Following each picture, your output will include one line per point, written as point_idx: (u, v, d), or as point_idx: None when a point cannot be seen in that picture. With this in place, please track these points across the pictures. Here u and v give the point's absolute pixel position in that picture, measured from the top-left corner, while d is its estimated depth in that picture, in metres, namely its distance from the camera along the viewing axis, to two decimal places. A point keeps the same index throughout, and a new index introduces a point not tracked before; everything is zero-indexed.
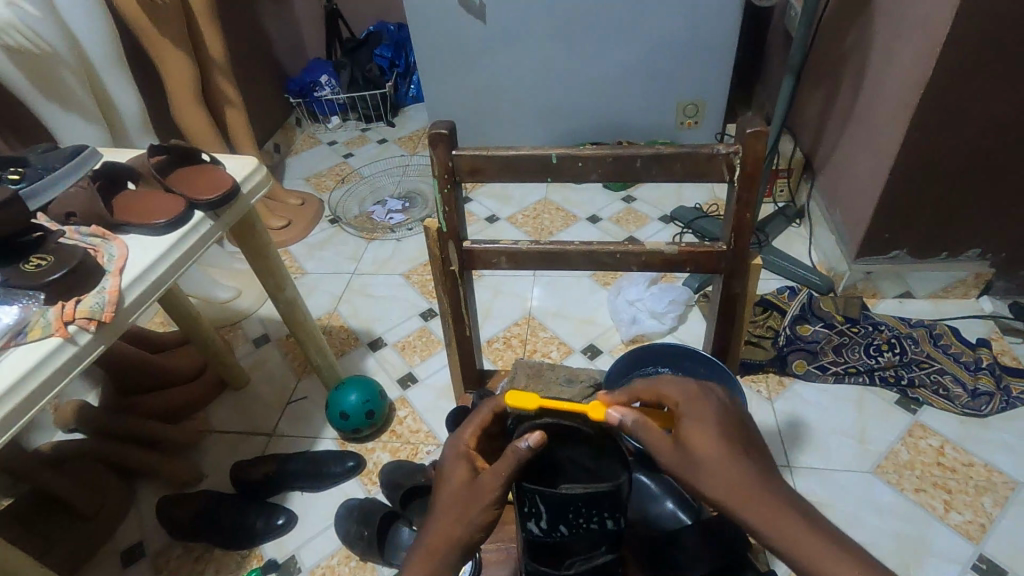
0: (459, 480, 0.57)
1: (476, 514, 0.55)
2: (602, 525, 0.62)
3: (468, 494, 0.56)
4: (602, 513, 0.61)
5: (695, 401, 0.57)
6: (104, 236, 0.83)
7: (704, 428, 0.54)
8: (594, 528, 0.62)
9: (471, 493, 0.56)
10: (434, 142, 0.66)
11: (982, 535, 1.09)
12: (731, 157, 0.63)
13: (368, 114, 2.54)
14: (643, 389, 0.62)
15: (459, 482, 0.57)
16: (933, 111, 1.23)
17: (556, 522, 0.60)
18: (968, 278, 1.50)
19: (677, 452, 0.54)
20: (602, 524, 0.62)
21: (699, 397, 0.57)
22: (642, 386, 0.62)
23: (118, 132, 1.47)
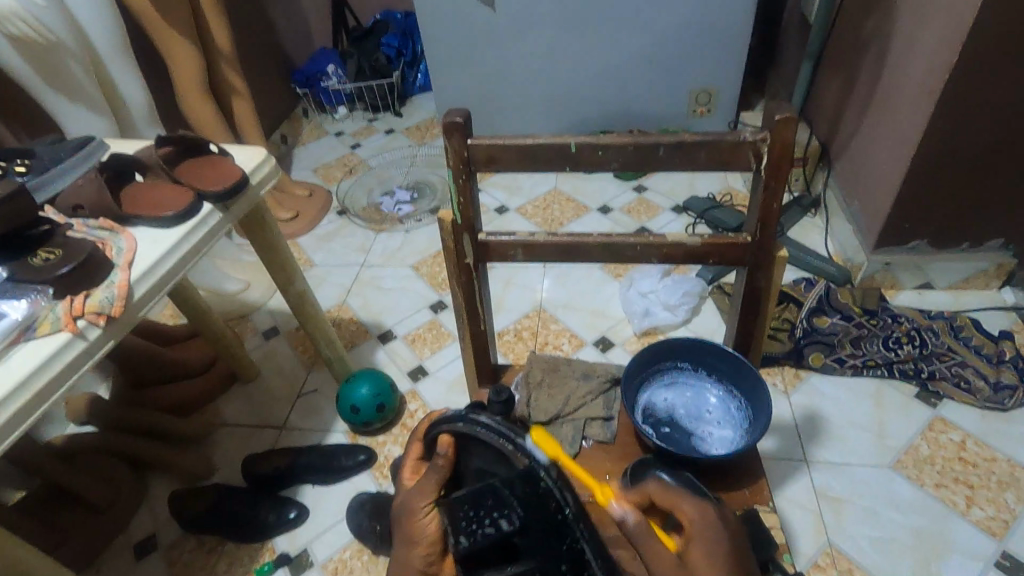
0: (405, 496, 0.67)
1: (422, 533, 0.64)
2: (496, 530, 0.55)
3: (413, 510, 0.65)
4: (528, 547, 0.55)
5: (708, 528, 0.58)
6: (113, 229, 0.82)
7: (713, 558, 0.55)
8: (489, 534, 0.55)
9: (419, 513, 0.64)
10: (449, 131, 0.64)
11: (1005, 531, 1.07)
12: (758, 144, 0.60)
13: (375, 104, 2.52)
14: (657, 492, 0.62)
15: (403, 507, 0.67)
16: (958, 97, 1.19)
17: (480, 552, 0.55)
18: (989, 269, 1.46)
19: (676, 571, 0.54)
20: (496, 527, 0.55)
21: (711, 522, 0.58)
22: (660, 493, 0.62)
23: (124, 123, 1.45)
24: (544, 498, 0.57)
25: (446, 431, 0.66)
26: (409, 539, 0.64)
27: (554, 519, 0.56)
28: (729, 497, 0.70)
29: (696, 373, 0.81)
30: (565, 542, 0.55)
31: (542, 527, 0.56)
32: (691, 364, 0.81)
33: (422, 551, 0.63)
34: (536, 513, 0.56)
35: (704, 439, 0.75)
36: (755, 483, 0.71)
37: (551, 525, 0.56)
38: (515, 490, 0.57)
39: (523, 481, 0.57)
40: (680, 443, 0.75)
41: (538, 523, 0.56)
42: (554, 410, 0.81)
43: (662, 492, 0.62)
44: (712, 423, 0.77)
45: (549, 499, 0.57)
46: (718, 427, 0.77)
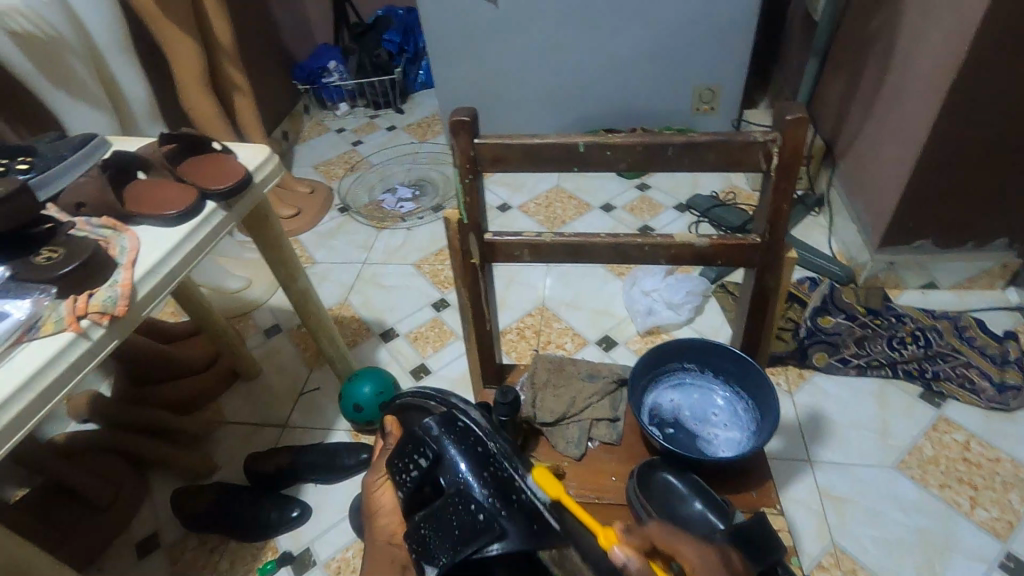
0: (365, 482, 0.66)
1: (383, 505, 0.63)
2: (416, 468, 0.55)
3: (371, 489, 0.65)
4: (451, 481, 0.54)
5: (711, 571, 0.53)
6: (116, 227, 0.82)
7: None
8: (411, 475, 0.55)
9: (375, 491, 0.64)
10: (456, 130, 0.63)
11: (1009, 532, 1.07)
12: (768, 145, 0.59)
13: (376, 101, 2.51)
14: (658, 535, 0.56)
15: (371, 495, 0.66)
16: (965, 96, 1.18)
17: (405, 496, 0.55)
18: (994, 269, 1.46)
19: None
20: (416, 467, 0.55)
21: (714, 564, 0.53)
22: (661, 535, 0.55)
23: (126, 119, 1.44)
24: (464, 433, 0.57)
25: (391, 411, 0.68)
26: (373, 513, 0.64)
27: (478, 452, 0.55)
28: (736, 499, 0.70)
29: (702, 374, 0.81)
30: (488, 469, 0.54)
31: (469, 460, 0.55)
32: (698, 365, 0.81)
33: (383, 522, 0.63)
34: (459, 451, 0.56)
35: (709, 441, 0.75)
36: (762, 485, 0.70)
37: (474, 457, 0.55)
38: (432, 428, 0.57)
39: (439, 422, 0.58)
40: (686, 445, 0.75)
41: (464, 457, 0.55)
42: (560, 411, 0.80)
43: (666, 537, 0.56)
44: (717, 425, 0.77)
45: (468, 435, 0.57)
46: (724, 429, 0.76)
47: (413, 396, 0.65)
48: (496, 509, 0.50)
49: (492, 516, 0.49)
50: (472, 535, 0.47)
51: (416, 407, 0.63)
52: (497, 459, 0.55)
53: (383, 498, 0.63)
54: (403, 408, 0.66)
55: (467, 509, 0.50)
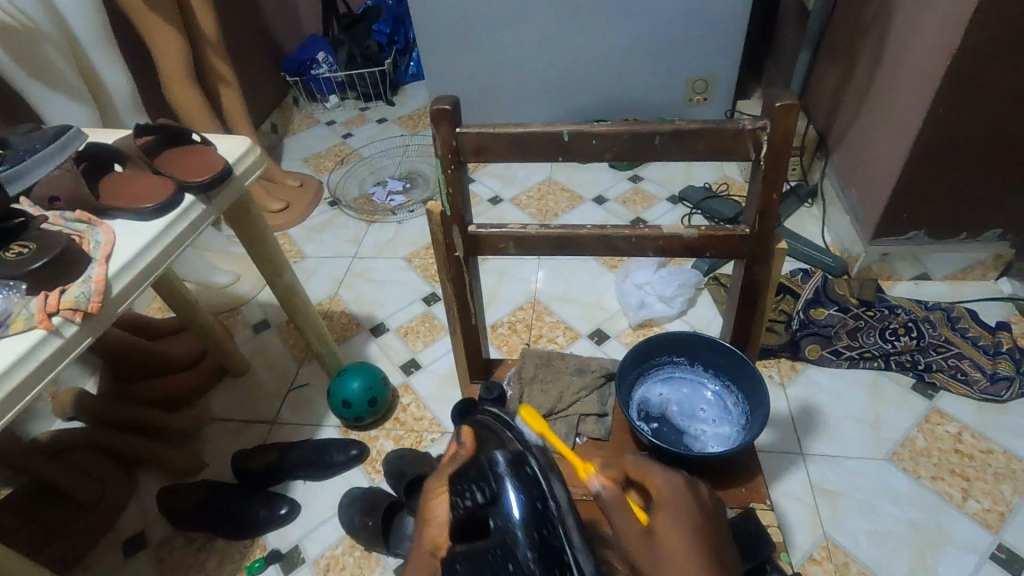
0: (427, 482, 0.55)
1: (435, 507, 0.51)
2: (472, 498, 0.49)
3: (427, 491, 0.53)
4: (501, 524, 0.47)
5: (681, 500, 0.54)
6: (90, 222, 0.79)
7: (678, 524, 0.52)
8: (467, 502, 0.50)
9: (431, 496, 0.53)
10: (437, 119, 0.61)
11: (1000, 524, 1.07)
12: (758, 133, 0.57)
13: (366, 93, 2.48)
14: (632, 466, 0.60)
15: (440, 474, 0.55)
16: (959, 84, 1.17)
17: (456, 522, 0.49)
18: (987, 260, 1.45)
19: (641, 545, 0.50)
20: (473, 497, 0.49)
21: (683, 490, 0.55)
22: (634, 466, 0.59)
23: (108, 113, 1.41)
24: (531, 475, 0.50)
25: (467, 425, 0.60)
26: (423, 521, 0.52)
27: (536, 501, 0.48)
28: (726, 495, 0.68)
29: (692, 368, 0.79)
30: (541, 530, 0.46)
31: (522, 509, 0.47)
32: (688, 359, 0.79)
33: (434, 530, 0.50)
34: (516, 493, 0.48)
35: (697, 437, 0.74)
36: (752, 479, 0.69)
37: (540, 507, 0.47)
38: (498, 463, 0.51)
39: (507, 461, 0.51)
40: (676, 441, 0.73)
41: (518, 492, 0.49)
42: (547, 406, 0.79)
43: (635, 465, 0.60)
44: (706, 421, 0.76)
45: (530, 480, 0.49)
46: (712, 425, 0.75)
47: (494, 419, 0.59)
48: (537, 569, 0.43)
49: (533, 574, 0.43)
50: None
51: (490, 434, 0.57)
52: (553, 517, 0.47)
53: (439, 506, 0.51)
54: (483, 422, 0.59)
55: (504, 562, 0.43)
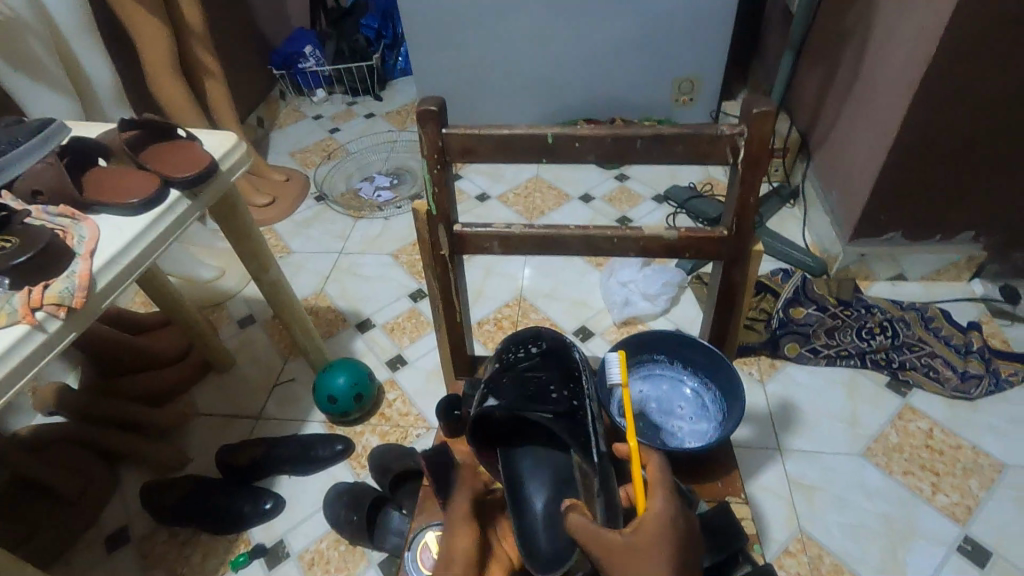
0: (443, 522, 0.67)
1: (458, 516, 0.66)
2: (526, 353, 0.73)
3: (451, 535, 0.64)
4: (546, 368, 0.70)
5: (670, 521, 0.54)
6: (73, 216, 0.79)
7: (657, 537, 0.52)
8: (520, 355, 0.73)
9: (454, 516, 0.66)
10: (423, 120, 0.62)
11: (968, 517, 1.10)
12: (736, 138, 0.59)
13: (354, 87, 2.47)
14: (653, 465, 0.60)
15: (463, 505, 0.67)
16: (936, 91, 1.20)
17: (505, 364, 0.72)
18: (961, 261, 1.49)
19: (621, 552, 0.51)
20: (527, 351, 0.73)
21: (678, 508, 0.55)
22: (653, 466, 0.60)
23: (92, 105, 1.40)
24: (574, 358, 0.72)
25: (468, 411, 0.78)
26: (446, 561, 0.63)
27: (572, 367, 0.70)
28: (703, 489, 0.70)
29: (672, 366, 0.81)
30: (574, 411, 0.66)
31: (564, 379, 0.69)
32: (667, 356, 0.81)
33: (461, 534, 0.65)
34: (562, 367, 0.70)
35: (674, 434, 0.76)
36: (728, 474, 0.71)
37: (577, 379, 0.69)
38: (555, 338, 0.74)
39: (558, 339, 0.74)
40: (654, 435, 0.75)
41: (558, 370, 0.69)
42: None
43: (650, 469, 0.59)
44: (683, 417, 0.78)
45: (577, 361, 0.71)
46: (690, 422, 0.77)
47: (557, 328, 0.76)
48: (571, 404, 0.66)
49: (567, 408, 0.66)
50: (533, 402, 0.65)
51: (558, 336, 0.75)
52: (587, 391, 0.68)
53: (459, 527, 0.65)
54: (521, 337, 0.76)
55: (546, 389, 0.67)
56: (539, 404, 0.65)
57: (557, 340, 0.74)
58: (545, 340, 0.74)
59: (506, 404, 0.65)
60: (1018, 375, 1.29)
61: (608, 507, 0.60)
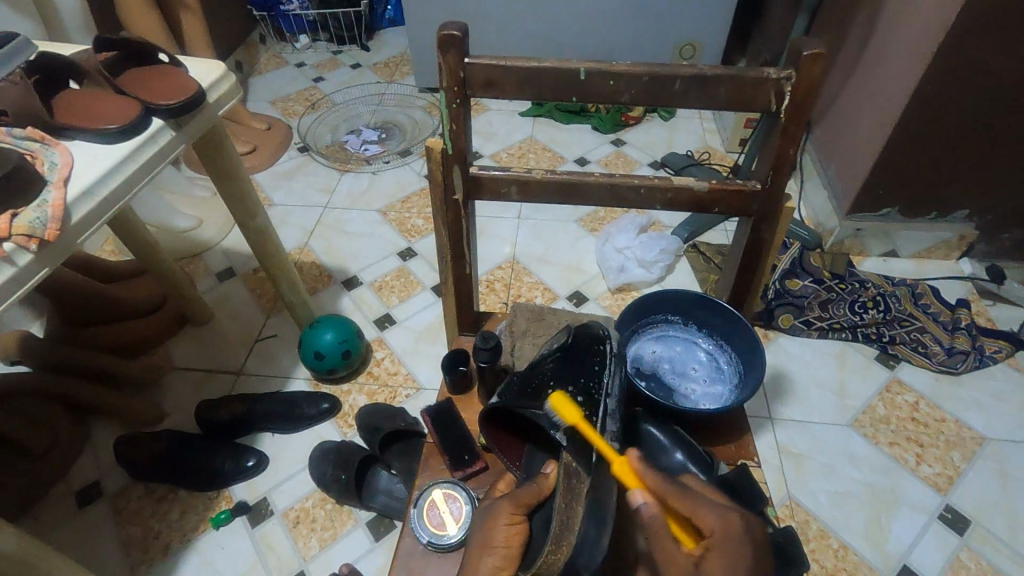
0: (490, 503, 0.58)
1: (501, 530, 0.55)
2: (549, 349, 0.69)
3: (494, 515, 0.56)
4: (561, 365, 0.65)
5: (730, 538, 0.51)
6: (43, 140, 0.72)
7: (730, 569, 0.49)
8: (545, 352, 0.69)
9: (498, 514, 0.56)
10: (444, 46, 0.56)
11: (949, 486, 1.13)
12: (781, 82, 0.55)
13: (340, 35, 2.35)
14: (677, 497, 0.54)
15: (515, 501, 0.56)
16: (949, 63, 1.17)
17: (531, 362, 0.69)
18: (952, 240, 1.50)
19: None
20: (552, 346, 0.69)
21: (732, 531, 0.51)
22: (678, 493, 0.54)
23: (56, 31, 1.27)
24: (592, 355, 0.66)
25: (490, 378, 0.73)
26: (485, 543, 0.55)
27: (588, 365, 0.64)
28: (717, 452, 0.69)
29: (686, 328, 0.79)
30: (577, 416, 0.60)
31: (572, 377, 0.64)
32: (682, 318, 0.79)
33: (505, 529, 0.55)
34: (577, 365, 0.65)
35: (688, 396, 0.74)
36: (741, 438, 0.70)
37: (588, 377, 0.63)
38: (588, 331, 0.68)
39: (590, 333, 0.68)
40: (667, 396, 0.73)
41: (568, 369, 0.64)
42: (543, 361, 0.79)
43: (681, 500, 0.53)
44: (696, 380, 0.76)
45: (598, 358, 0.65)
46: (703, 384, 0.75)
47: (591, 326, 0.69)
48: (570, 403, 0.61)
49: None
50: (532, 399, 0.62)
51: (586, 329, 0.69)
52: (598, 388, 0.62)
53: (501, 526, 0.55)
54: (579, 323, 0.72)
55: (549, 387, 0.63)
56: (535, 402, 0.61)
57: (584, 336, 0.67)
58: (570, 339, 0.68)
59: (502, 402, 0.63)
60: (1002, 352, 1.32)
61: (594, 513, 0.52)
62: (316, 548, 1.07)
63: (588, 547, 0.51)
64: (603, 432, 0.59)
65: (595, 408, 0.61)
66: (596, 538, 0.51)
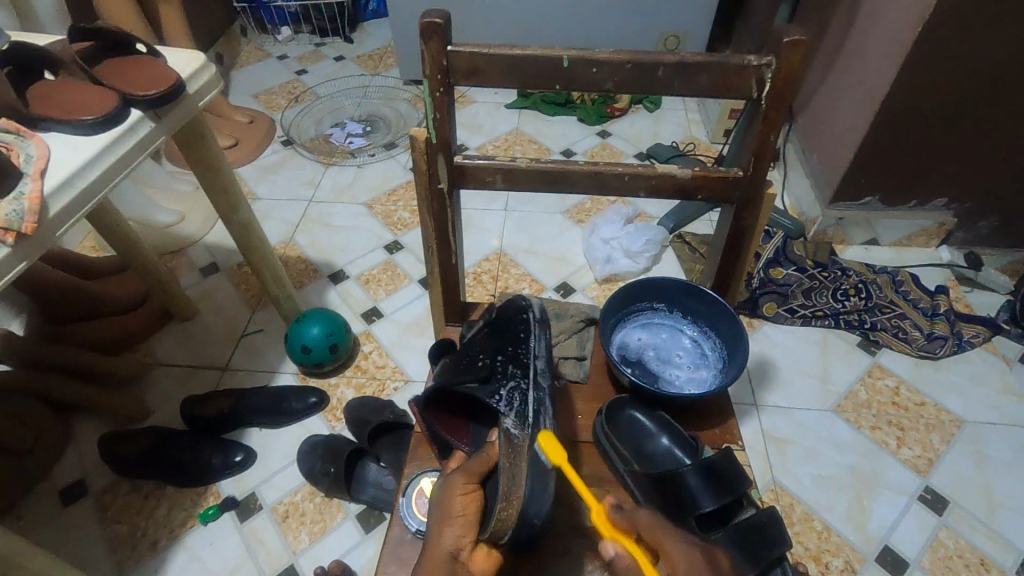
0: (443, 480, 0.58)
1: (458, 504, 0.54)
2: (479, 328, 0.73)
3: (450, 487, 0.56)
4: (487, 344, 0.68)
5: (696, 567, 0.50)
6: (18, 132, 0.70)
7: None
8: (475, 332, 0.72)
9: (453, 488, 0.55)
10: (427, 34, 0.56)
11: (928, 468, 1.16)
12: (762, 70, 0.56)
13: (322, 27, 2.32)
14: (646, 525, 0.53)
15: (468, 472, 0.57)
16: (928, 52, 1.19)
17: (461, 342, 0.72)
18: (931, 227, 1.53)
19: None
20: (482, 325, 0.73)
21: (698, 563, 0.50)
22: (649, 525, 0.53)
23: (29, 21, 1.24)
24: (517, 322, 0.69)
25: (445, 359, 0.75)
26: (443, 515, 0.54)
27: (513, 333, 0.68)
28: (702, 436, 0.70)
29: (671, 315, 0.80)
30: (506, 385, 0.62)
31: (499, 347, 0.67)
32: (667, 306, 0.80)
33: (462, 500, 0.55)
34: (503, 335, 0.68)
35: (673, 382, 0.75)
36: (723, 423, 0.71)
37: (514, 344, 0.67)
38: (512, 305, 0.72)
39: (516, 305, 0.71)
40: (652, 380, 0.75)
41: (496, 341, 0.68)
42: None
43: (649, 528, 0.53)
44: (681, 366, 0.77)
45: (522, 323, 0.69)
46: (688, 370, 0.76)
47: (513, 298, 0.74)
48: (502, 370, 0.64)
49: (493, 375, 0.64)
50: (461, 374, 0.63)
51: (511, 301, 0.73)
52: (525, 352, 0.66)
53: (458, 498, 0.55)
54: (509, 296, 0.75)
55: (476, 361, 0.65)
56: (463, 374, 0.63)
57: (508, 307, 0.72)
58: (495, 314, 0.72)
59: (436, 382, 0.63)
60: (979, 337, 1.35)
61: (536, 467, 0.55)
62: (305, 542, 1.07)
63: (537, 499, 0.54)
64: (535, 387, 0.62)
65: (525, 368, 0.64)
66: (542, 492, 0.54)
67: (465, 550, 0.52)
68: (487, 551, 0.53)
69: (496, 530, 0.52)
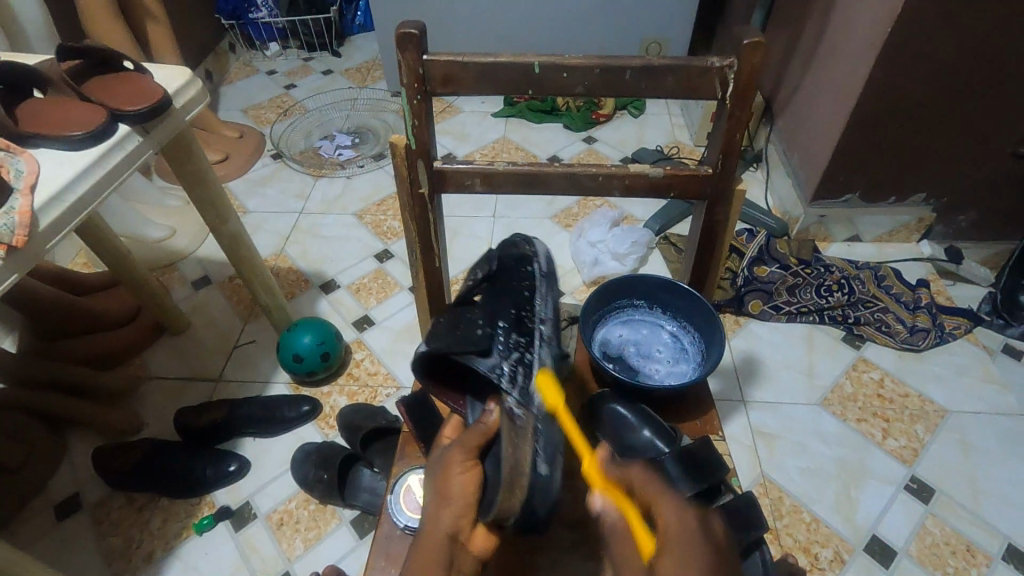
0: (442, 453, 0.59)
1: (457, 485, 0.56)
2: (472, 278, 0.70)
3: (448, 465, 0.57)
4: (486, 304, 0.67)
5: (686, 534, 0.47)
6: (8, 148, 0.72)
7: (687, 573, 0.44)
8: (470, 284, 0.69)
9: (453, 468, 0.57)
10: (402, 44, 0.58)
11: (914, 458, 1.17)
12: (725, 71, 0.59)
13: (310, 41, 2.35)
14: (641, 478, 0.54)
15: (466, 450, 0.58)
16: (898, 52, 1.22)
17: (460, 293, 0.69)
18: (911, 223, 1.56)
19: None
20: (476, 276, 0.70)
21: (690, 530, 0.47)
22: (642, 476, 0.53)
23: (18, 40, 1.26)
24: (519, 280, 0.69)
25: None
26: (441, 497, 0.56)
27: (517, 291, 0.68)
28: (683, 427, 0.72)
29: (651, 311, 0.82)
30: (513, 358, 0.62)
31: (503, 312, 0.66)
32: (647, 302, 0.82)
33: (459, 482, 0.56)
34: (505, 293, 0.68)
35: (653, 375, 0.77)
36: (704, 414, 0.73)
37: (517, 306, 0.66)
38: (511, 262, 0.70)
39: (517, 260, 0.70)
40: (632, 374, 0.77)
41: (498, 300, 0.67)
42: None
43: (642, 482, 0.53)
44: (661, 360, 0.78)
45: (524, 282, 0.68)
46: (667, 364, 0.78)
47: (515, 244, 0.73)
48: (505, 337, 0.64)
49: (497, 342, 0.63)
50: (465, 344, 0.62)
51: (512, 252, 0.71)
52: (531, 316, 0.66)
53: (457, 478, 0.56)
54: (508, 243, 0.73)
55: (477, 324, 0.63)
56: (465, 346, 0.62)
57: (509, 257, 0.71)
58: (495, 264, 0.71)
59: (435, 346, 0.61)
60: (961, 328, 1.37)
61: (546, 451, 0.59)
62: (300, 548, 1.08)
63: (543, 487, 0.57)
64: (541, 359, 0.64)
65: (531, 337, 0.65)
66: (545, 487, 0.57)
67: (463, 531, 0.55)
68: (485, 529, 0.56)
69: (500, 517, 0.54)
